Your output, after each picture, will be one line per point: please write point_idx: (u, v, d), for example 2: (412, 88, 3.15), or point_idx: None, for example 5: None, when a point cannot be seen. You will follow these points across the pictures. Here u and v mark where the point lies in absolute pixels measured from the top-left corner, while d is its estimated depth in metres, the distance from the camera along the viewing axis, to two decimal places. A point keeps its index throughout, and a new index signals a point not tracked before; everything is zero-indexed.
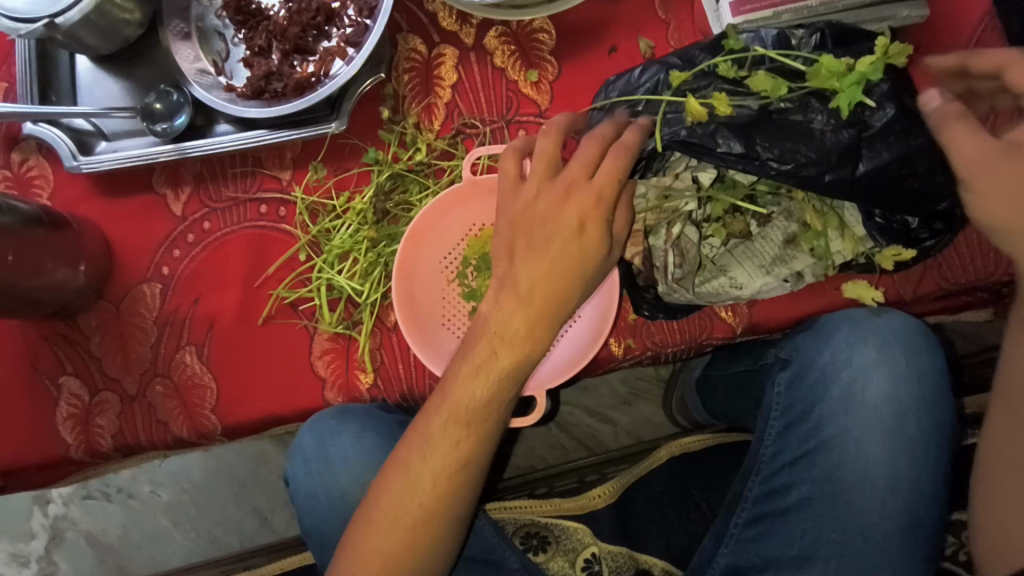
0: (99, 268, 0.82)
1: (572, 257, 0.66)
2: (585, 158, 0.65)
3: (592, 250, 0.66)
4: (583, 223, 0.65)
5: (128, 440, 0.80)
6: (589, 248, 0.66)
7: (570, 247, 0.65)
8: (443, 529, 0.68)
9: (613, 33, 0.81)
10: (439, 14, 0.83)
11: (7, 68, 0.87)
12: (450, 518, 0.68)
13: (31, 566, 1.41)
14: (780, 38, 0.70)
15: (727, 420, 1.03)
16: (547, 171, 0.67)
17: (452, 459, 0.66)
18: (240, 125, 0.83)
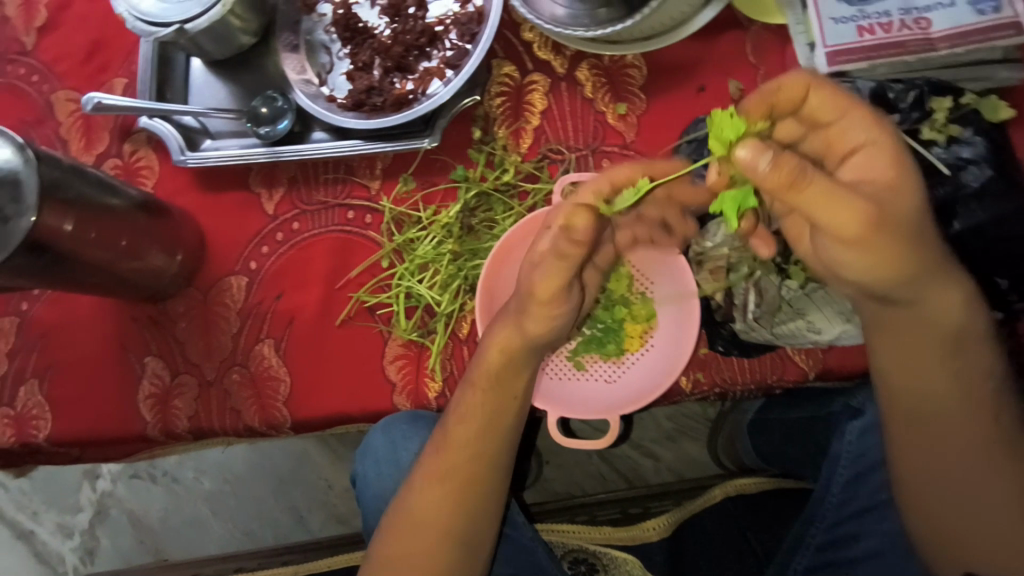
0: (192, 258, 0.87)
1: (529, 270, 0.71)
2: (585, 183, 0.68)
3: (542, 259, 0.69)
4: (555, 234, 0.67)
5: (201, 424, 0.84)
6: (542, 262, 0.69)
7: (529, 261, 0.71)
8: (474, 515, 0.74)
9: (703, 73, 0.84)
10: (534, 43, 0.87)
11: (128, 66, 0.94)
12: (479, 503, 0.74)
13: (75, 538, 1.46)
14: (876, 91, 0.73)
15: (778, 467, 1.02)
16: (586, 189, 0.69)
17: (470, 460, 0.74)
18: (337, 134, 0.87)
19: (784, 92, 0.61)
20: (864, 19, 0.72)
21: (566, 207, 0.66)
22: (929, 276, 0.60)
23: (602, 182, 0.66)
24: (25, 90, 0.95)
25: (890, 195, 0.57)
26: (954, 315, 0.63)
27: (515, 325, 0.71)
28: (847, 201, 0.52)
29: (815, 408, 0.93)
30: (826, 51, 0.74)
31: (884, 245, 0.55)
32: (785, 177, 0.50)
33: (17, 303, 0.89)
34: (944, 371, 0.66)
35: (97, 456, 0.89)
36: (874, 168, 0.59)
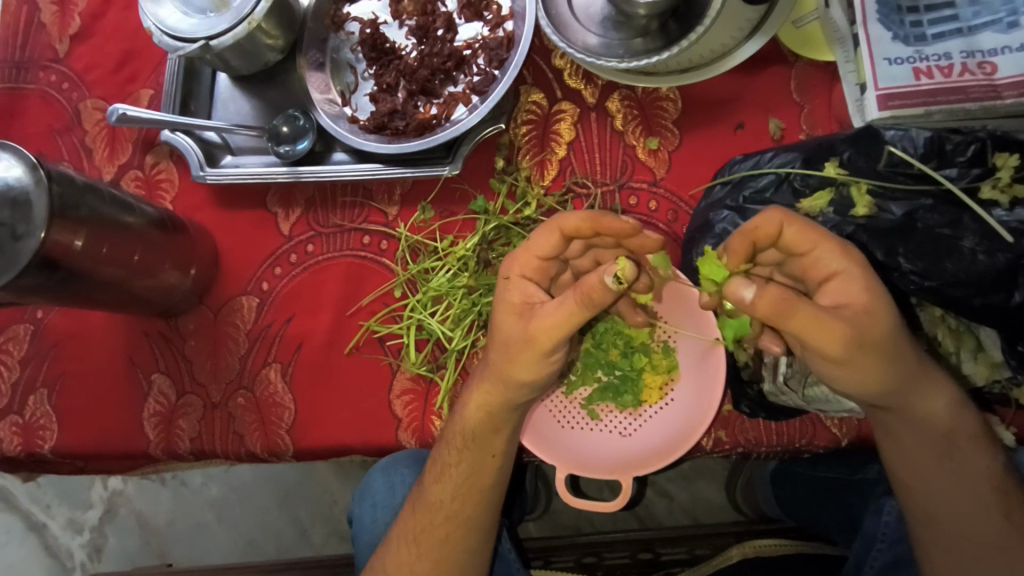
0: (206, 275, 0.86)
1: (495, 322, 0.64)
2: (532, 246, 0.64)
3: (509, 310, 0.62)
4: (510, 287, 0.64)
5: (204, 446, 0.82)
6: (507, 313, 0.62)
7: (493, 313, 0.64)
8: (464, 560, 0.71)
9: (741, 109, 0.79)
10: (565, 70, 0.83)
11: (155, 77, 0.94)
12: (470, 548, 0.71)
13: (83, 534, 1.47)
14: (933, 141, 0.66)
15: (799, 522, 0.97)
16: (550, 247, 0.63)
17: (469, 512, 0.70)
18: (357, 156, 0.85)
19: (761, 228, 0.55)
20: (922, 61, 0.68)
21: (517, 254, 0.64)
22: (914, 386, 0.58)
23: (551, 234, 0.62)
24: (54, 97, 0.95)
25: (868, 318, 0.54)
26: (941, 420, 0.61)
27: (501, 380, 0.64)
28: (824, 326, 0.51)
29: (848, 469, 0.87)
30: (878, 94, 0.68)
31: (865, 365, 0.54)
32: (772, 303, 0.51)
33: (33, 311, 0.88)
34: (945, 476, 0.62)
35: (101, 468, 0.89)
36: (852, 295, 0.54)
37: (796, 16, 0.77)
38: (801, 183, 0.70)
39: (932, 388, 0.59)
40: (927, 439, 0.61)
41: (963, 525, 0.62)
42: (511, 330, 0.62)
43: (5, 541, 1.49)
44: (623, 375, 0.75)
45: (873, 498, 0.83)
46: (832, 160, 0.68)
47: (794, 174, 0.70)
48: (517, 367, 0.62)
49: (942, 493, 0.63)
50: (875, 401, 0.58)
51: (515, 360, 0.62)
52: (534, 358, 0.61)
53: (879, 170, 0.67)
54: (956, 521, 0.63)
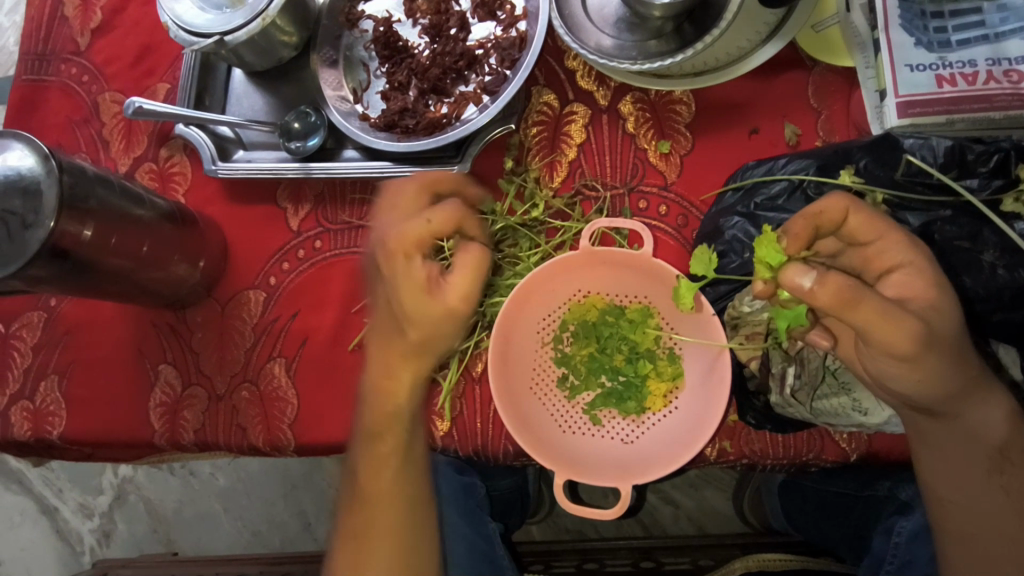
0: (214, 268, 0.86)
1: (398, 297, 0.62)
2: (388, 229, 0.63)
3: (415, 289, 0.61)
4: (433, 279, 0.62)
5: (208, 437, 0.82)
6: (411, 290, 0.61)
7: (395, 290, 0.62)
8: None
9: (756, 114, 0.78)
10: (578, 71, 0.82)
11: (172, 72, 0.95)
12: None
13: (93, 519, 1.49)
14: (954, 151, 0.64)
15: (806, 536, 0.94)
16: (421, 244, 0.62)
17: None
18: (367, 153, 0.85)
19: (829, 211, 0.55)
20: (944, 68, 0.66)
21: (412, 229, 0.61)
22: (970, 391, 0.57)
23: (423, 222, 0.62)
24: (74, 89, 0.96)
25: (933, 313, 0.53)
26: (992, 435, 0.59)
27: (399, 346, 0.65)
28: (892, 321, 0.49)
29: (856, 485, 0.85)
30: (898, 101, 0.66)
31: (932, 365, 0.52)
32: (837, 290, 0.49)
33: (47, 299, 0.90)
34: (992, 497, 0.60)
35: (108, 455, 0.90)
36: (915, 288, 0.55)
37: (815, 21, 0.76)
38: (815, 190, 0.68)
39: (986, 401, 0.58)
40: (976, 453, 0.59)
41: (1004, 550, 0.60)
42: (405, 302, 0.62)
43: (18, 522, 1.52)
44: (620, 385, 0.75)
45: (882, 517, 0.81)
46: (848, 167, 0.66)
47: (807, 182, 0.68)
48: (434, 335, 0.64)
49: (982, 514, 0.60)
50: (932, 406, 0.56)
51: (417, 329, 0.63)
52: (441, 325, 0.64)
53: (896, 180, 0.65)
54: (998, 545, 0.60)
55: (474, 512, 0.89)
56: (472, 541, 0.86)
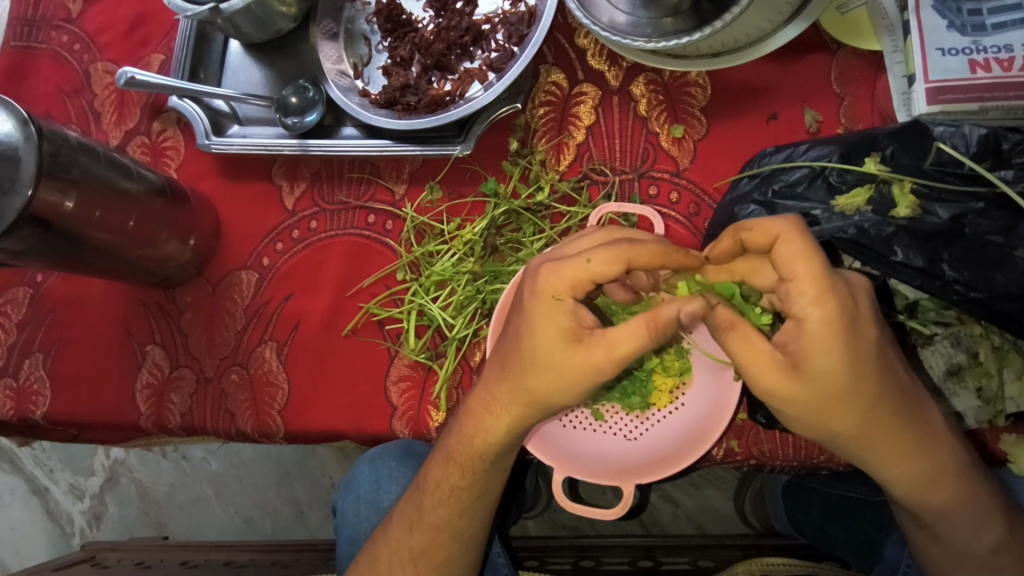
0: (205, 246, 0.83)
1: (537, 341, 0.56)
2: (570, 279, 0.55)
3: (561, 339, 0.55)
4: (558, 299, 0.55)
5: (194, 422, 0.80)
6: (555, 338, 0.55)
7: (534, 327, 0.56)
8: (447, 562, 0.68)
9: (776, 99, 0.74)
10: (589, 50, 0.79)
11: (166, 42, 0.91)
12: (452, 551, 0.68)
13: (84, 501, 1.47)
14: (988, 139, 0.60)
15: (811, 540, 0.91)
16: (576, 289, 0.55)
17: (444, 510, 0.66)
18: (366, 131, 0.81)
19: (757, 231, 0.52)
20: (978, 53, 0.62)
21: (568, 269, 0.55)
22: (886, 447, 0.54)
23: (579, 261, 0.55)
24: (65, 58, 0.93)
25: (830, 371, 0.49)
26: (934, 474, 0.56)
27: (521, 395, 0.58)
28: (747, 371, 0.51)
29: (868, 490, 0.83)
30: (928, 87, 0.62)
31: (818, 417, 0.52)
32: (723, 320, 0.53)
33: (33, 274, 0.87)
34: (935, 515, 0.59)
35: (93, 437, 0.87)
36: (829, 348, 0.49)
37: (841, 1, 0.71)
38: (837, 178, 0.65)
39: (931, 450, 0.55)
40: (913, 485, 0.57)
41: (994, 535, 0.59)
42: (546, 352, 0.56)
43: (9, 502, 1.50)
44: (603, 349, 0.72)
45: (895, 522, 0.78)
46: (874, 155, 0.63)
47: (830, 169, 0.65)
48: (557, 386, 0.56)
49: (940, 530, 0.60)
50: (843, 453, 0.55)
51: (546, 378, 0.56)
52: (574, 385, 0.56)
53: (924, 169, 0.62)
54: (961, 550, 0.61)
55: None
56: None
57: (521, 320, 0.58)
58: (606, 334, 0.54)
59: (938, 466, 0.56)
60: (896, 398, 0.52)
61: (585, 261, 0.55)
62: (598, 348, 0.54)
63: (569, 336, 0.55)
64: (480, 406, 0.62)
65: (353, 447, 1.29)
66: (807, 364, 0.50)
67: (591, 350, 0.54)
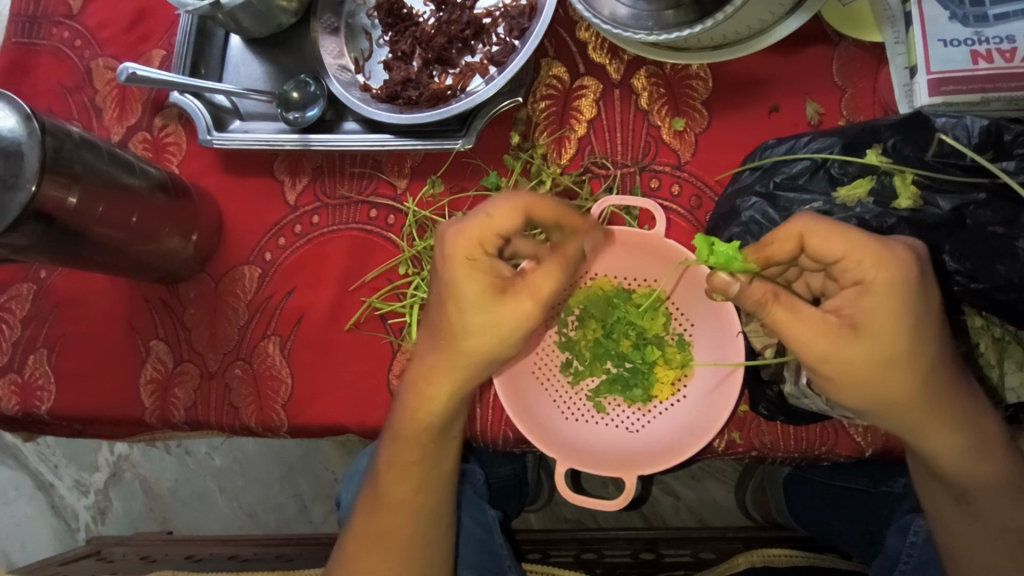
0: (208, 242, 0.83)
1: (461, 302, 0.57)
2: (478, 233, 0.56)
3: (484, 301, 0.56)
4: (469, 257, 0.56)
5: (198, 416, 0.80)
6: (478, 293, 0.56)
7: (457, 292, 0.56)
8: None
9: (777, 91, 0.74)
10: (590, 43, 0.79)
11: (167, 38, 0.91)
12: None
13: (89, 496, 1.48)
14: (990, 130, 0.60)
15: (812, 532, 0.92)
16: (484, 247, 0.56)
17: None
18: (367, 125, 0.81)
19: (778, 241, 0.53)
20: (980, 44, 0.61)
21: (470, 227, 0.55)
22: (934, 419, 0.54)
23: (480, 218, 0.56)
24: (66, 54, 0.93)
25: (886, 335, 0.51)
26: (976, 450, 0.56)
27: (456, 354, 0.59)
28: (802, 332, 0.51)
29: (871, 481, 0.83)
30: (930, 77, 0.62)
31: (872, 384, 0.52)
32: (763, 293, 0.53)
33: (36, 271, 0.87)
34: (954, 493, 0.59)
35: (98, 432, 0.88)
36: (886, 310, 0.50)
37: None
38: (839, 170, 0.65)
39: (976, 424, 0.56)
40: (953, 460, 0.57)
41: (995, 525, 0.59)
42: (467, 316, 0.57)
43: (14, 498, 1.51)
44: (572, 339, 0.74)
45: (896, 513, 0.78)
46: (875, 147, 0.63)
47: (832, 161, 0.65)
48: (483, 343, 0.58)
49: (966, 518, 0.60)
50: (890, 424, 0.55)
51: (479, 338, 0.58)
52: (498, 337, 0.58)
53: (926, 160, 0.62)
54: (968, 540, 0.60)
55: (473, 502, 0.84)
56: (471, 532, 0.82)
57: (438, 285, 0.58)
58: (526, 280, 0.58)
59: (980, 439, 0.56)
60: (945, 365, 0.53)
61: (487, 218, 0.56)
62: (520, 293, 0.57)
63: (493, 290, 0.56)
64: (420, 375, 0.61)
65: (356, 441, 1.30)
66: (864, 326, 0.51)
67: (518, 299, 0.57)
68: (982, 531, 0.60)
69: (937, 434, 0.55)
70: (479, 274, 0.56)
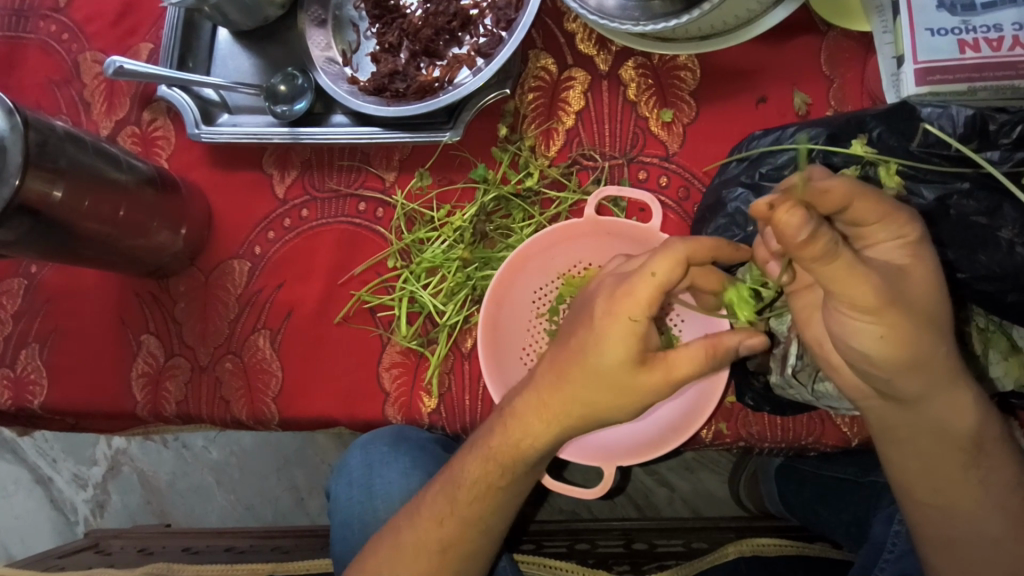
0: (197, 236, 0.83)
1: (601, 355, 0.55)
2: (638, 295, 0.53)
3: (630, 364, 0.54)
4: (631, 317, 0.53)
5: (190, 410, 0.81)
6: (616, 356, 0.54)
7: (603, 347, 0.54)
8: (438, 549, 0.68)
9: (765, 81, 0.74)
10: (577, 34, 0.78)
11: (154, 31, 0.91)
12: (445, 538, 0.68)
13: (87, 489, 1.49)
14: (975, 120, 0.60)
15: (803, 521, 0.92)
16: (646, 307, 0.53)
17: (441, 500, 0.67)
18: (356, 118, 0.81)
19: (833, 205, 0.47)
20: (968, 32, 0.60)
21: (642, 289, 0.53)
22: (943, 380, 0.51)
23: (645, 276, 0.53)
24: (54, 48, 0.92)
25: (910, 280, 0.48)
26: (974, 417, 0.54)
27: (575, 403, 0.57)
28: (869, 277, 0.44)
29: (859, 471, 0.84)
30: (916, 67, 0.61)
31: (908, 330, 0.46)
32: (825, 246, 0.41)
33: (27, 265, 0.87)
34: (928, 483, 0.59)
35: (91, 426, 0.88)
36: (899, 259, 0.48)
37: None
38: (824, 160, 0.64)
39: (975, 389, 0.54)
40: (933, 434, 0.55)
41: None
42: (598, 362, 0.55)
43: (14, 491, 1.52)
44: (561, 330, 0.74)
45: (884, 502, 0.79)
46: (860, 137, 0.63)
47: (817, 151, 0.64)
48: (616, 401, 0.56)
49: None
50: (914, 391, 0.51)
51: (574, 376, 0.57)
52: (620, 398, 0.56)
53: (910, 150, 0.62)
54: None
55: None
56: None
57: (587, 331, 0.56)
58: (668, 355, 0.54)
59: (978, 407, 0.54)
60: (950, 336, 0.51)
61: (651, 278, 0.53)
62: (660, 369, 0.54)
63: (632, 359, 0.54)
64: (522, 409, 0.61)
65: (352, 434, 1.30)
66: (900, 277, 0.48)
67: (651, 372, 0.54)
68: None
69: (944, 399, 0.52)
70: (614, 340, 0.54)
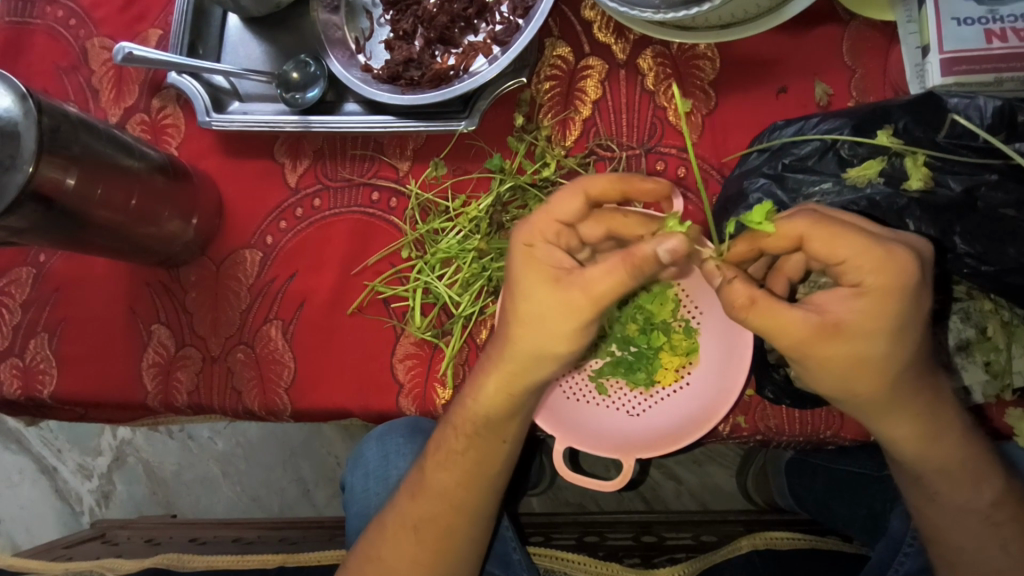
0: (208, 225, 0.82)
1: (517, 295, 0.56)
2: (543, 225, 0.56)
3: (540, 283, 0.55)
4: (529, 246, 0.56)
5: (201, 400, 0.80)
6: (536, 286, 0.55)
7: (518, 280, 0.56)
8: (455, 540, 0.68)
9: (786, 72, 0.73)
10: (595, 22, 0.77)
11: (163, 17, 0.89)
12: (461, 529, 0.68)
13: (92, 479, 1.49)
14: (1003, 111, 0.59)
15: (814, 515, 0.93)
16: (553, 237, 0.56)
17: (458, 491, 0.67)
18: (369, 107, 0.80)
19: (778, 236, 0.52)
20: (995, 22, 0.59)
21: (535, 220, 0.57)
22: (893, 408, 0.55)
23: (559, 205, 0.56)
24: (61, 34, 0.91)
25: (869, 335, 0.49)
26: (930, 438, 0.57)
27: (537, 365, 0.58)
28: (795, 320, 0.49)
29: (874, 465, 0.84)
30: (943, 57, 0.60)
31: (848, 374, 0.51)
32: (741, 297, 0.50)
33: (36, 254, 0.87)
34: (942, 472, 0.59)
35: (101, 416, 0.88)
36: (867, 317, 0.49)
37: None
38: (849, 152, 0.64)
39: (945, 415, 0.57)
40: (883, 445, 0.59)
41: (993, 496, 0.60)
42: (524, 304, 0.56)
43: (18, 482, 1.52)
44: None
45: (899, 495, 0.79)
46: (885, 128, 0.62)
47: (842, 142, 0.64)
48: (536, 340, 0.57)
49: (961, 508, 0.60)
50: (847, 408, 0.55)
51: (539, 328, 0.56)
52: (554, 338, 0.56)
53: (938, 141, 0.61)
54: (974, 536, 0.60)
55: None
56: None
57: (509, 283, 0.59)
58: (583, 274, 0.53)
59: (941, 428, 0.57)
60: (910, 369, 0.52)
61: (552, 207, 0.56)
62: (577, 286, 0.53)
63: (550, 282, 0.55)
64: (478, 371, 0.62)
65: (359, 425, 1.30)
66: (851, 324, 0.49)
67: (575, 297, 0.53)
68: (974, 504, 0.60)
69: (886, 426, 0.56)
70: (532, 280, 0.55)
